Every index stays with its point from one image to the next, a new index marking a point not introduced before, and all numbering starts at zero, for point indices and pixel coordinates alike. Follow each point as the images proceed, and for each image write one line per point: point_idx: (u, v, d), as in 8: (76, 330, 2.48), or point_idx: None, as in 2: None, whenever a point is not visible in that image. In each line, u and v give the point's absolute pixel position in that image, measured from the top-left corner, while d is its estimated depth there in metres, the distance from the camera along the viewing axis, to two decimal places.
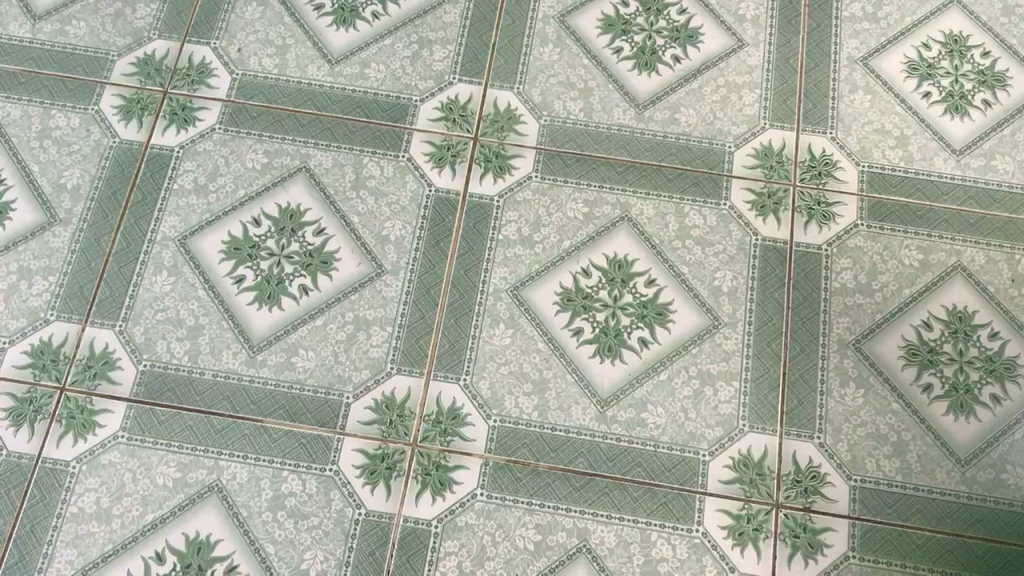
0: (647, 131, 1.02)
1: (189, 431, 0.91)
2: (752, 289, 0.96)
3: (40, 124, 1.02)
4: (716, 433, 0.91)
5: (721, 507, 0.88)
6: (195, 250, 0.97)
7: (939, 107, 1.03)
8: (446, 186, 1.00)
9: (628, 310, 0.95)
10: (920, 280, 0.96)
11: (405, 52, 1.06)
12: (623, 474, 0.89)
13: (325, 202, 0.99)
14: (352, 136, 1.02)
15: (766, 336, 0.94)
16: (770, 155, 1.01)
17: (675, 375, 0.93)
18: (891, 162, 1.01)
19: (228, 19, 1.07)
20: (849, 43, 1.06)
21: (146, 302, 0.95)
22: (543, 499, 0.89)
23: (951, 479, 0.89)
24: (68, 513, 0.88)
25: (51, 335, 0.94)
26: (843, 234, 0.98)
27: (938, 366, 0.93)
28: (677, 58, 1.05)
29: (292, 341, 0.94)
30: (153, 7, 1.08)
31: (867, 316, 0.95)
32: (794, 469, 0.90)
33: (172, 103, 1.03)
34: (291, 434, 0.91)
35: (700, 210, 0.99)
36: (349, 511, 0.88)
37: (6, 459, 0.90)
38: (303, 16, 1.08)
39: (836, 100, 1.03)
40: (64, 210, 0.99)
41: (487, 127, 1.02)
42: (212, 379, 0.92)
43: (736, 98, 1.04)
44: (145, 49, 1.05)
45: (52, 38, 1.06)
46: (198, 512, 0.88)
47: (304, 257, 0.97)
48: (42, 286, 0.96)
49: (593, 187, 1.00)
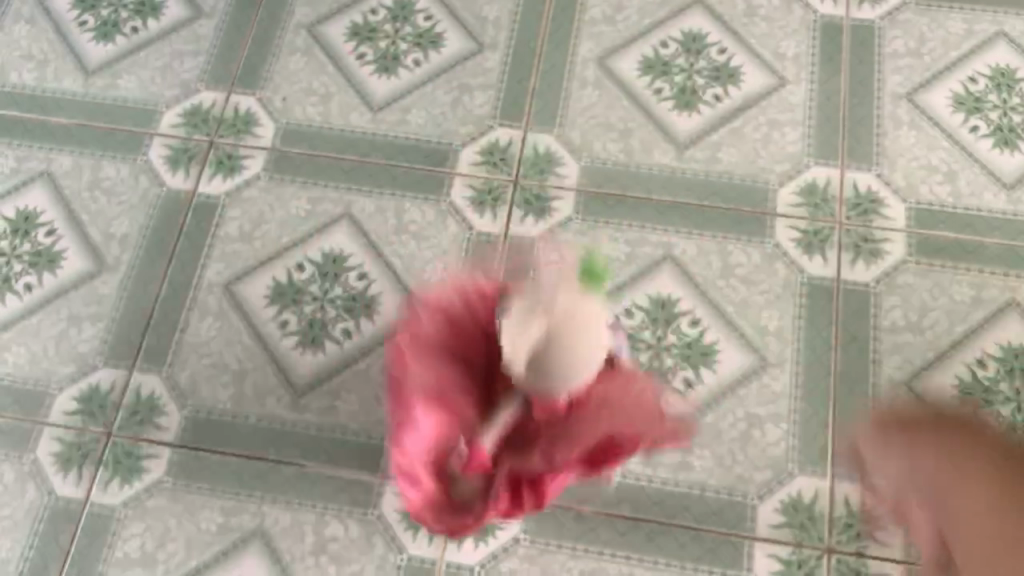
0: (689, 169, 1.02)
1: (234, 475, 0.91)
2: (800, 325, 0.95)
3: (91, 175, 1.05)
4: (764, 476, 0.89)
5: (771, 552, 0.86)
6: (240, 294, 0.98)
7: (987, 140, 1.03)
8: (487, 228, 1.00)
9: (672, 351, 0.93)
10: (972, 317, 0.95)
11: (447, 97, 1.07)
12: (669, 517, 0.88)
13: (368, 248, 1.00)
14: (395, 180, 1.03)
15: (814, 377, 0.92)
16: (815, 193, 1.01)
17: (723, 417, 0.91)
18: (939, 198, 1.00)
19: (273, 69, 1.10)
20: (892, 79, 1.07)
21: (192, 347, 0.96)
22: (588, 544, 0.87)
23: None
24: (114, 558, 0.88)
25: (99, 381, 0.95)
26: (891, 272, 0.97)
27: (994, 406, 0.91)
28: (717, 97, 1.06)
29: (334, 384, 0.94)
30: (200, 59, 1.11)
31: (918, 354, 0.93)
32: (846, 512, 0.87)
33: (219, 151, 1.05)
34: (334, 478, 0.90)
35: (745, 248, 0.98)
36: (392, 556, 0.87)
37: (54, 503, 0.90)
38: (346, 64, 1.10)
39: (880, 136, 1.04)
40: (113, 258, 1.00)
41: (527, 169, 1.03)
42: (256, 424, 0.93)
43: (779, 135, 1.04)
44: (193, 100, 1.08)
45: (103, 91, 1.09)
46: (240, 557, 0.88)
47: (347, 301, 0.97)
48: (91, 332, 0.97)
49: (635, 227, 1.00)
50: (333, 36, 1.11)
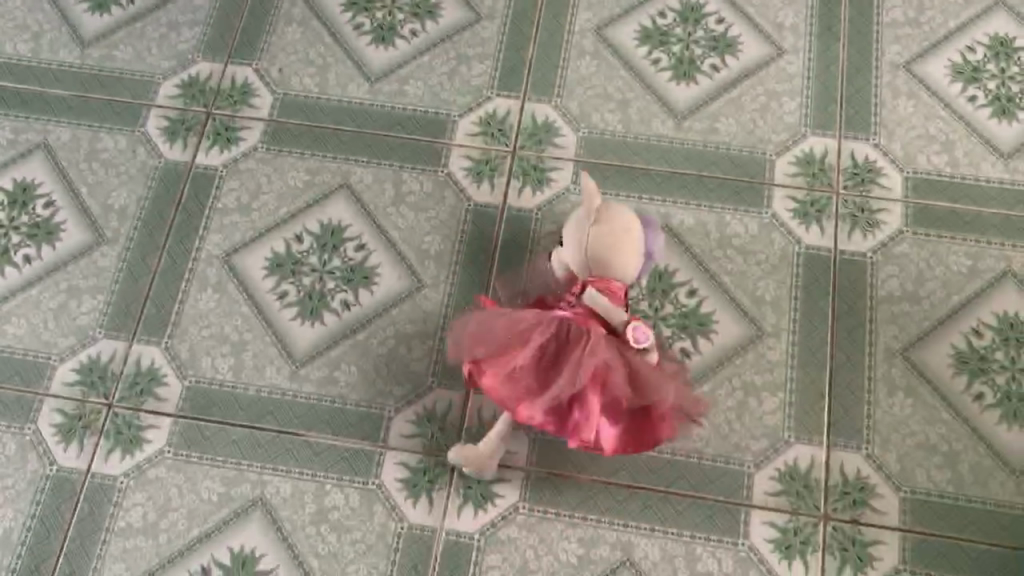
0: (687, 140, 1.02)
1: (234, 445, 0.91)
2: (797, 295, 0.95)
3: (88, 147, 1.05)
4: (761, 445, 0.89)
5: (768, 519, 0.87)
6: (238, 266, 0.98)
7: (985, 110, 1.03)
8: (484, 199, 1.00)
9: (670, 321, 0.94)
10: (969, 286, 0.95)
11: (444, 68, 1.07)
12: (667, 485, 0.88)
13: (367, 219, 1.00)
14: (393, 151, 1.03)
15: (811, 347, 0.93)
16: (812, 163, 1.01)
17: (720, 386, 0.91)
18: (937, 168, 1.00)
19: (269, 41, 1.10)
20: (891, 48, 1.07)
21: (192, 319, 0.97)
22: (587, 512, 0.88)
23: (1005, 490, 0.87)
24: (116, 527, 0.89)
25: (99, 352, 0.95)
26: (889, 241, 0.97)
27: (990, 375, 0.92)
28: (715, 67, 1.06)
29: (334, 355, 0.94)
30: (197, 31, 1.10)
31: (914, 324, 0.94)
32: (841, 480, 0.88)
33: (216, 123, 1.05)
34: (334, 448, 0.91)
35: (742, 219, 0.98)
36: (393, 524, 0.88)
37: (56, 474, 0.91)
38: (343, 35, 1.09)
39: (878, 106, 1.04)
40: (112, 230, 1.01)
41: (524, 140, 1.03)
42: (256, 394, 0.93)
43: (777, 105, 1.04)
44: (189, 72, 1.08)
45: (100, 63, 1.09)
46: (242, 526, 0.89)
47: (346, 273, 0.97)
48: (90, 304, 0.97)
49: (632, 198, 1.00)
50: (330, 7, 1.11)
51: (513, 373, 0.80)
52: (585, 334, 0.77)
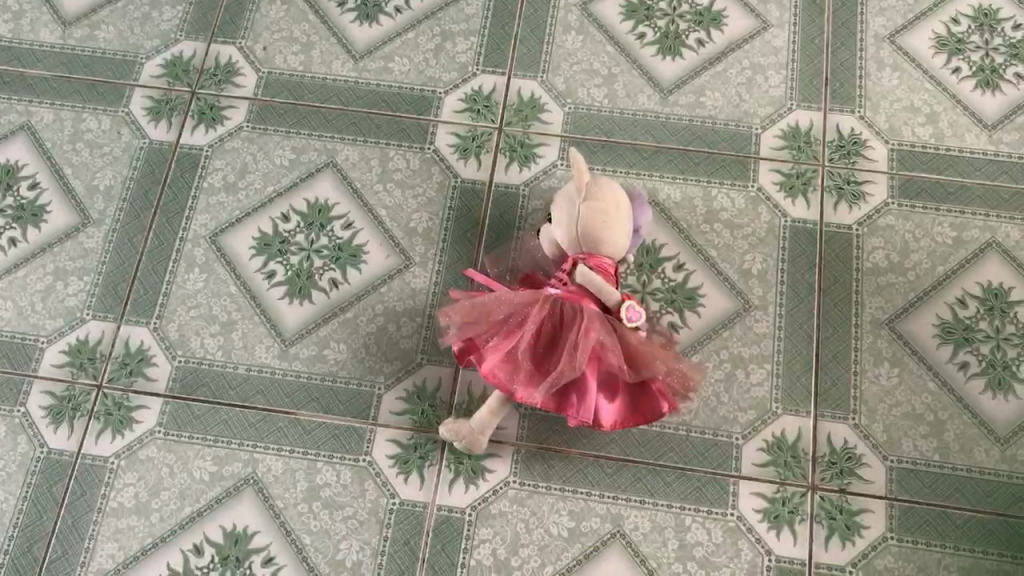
0: (673, 114, 1.02)
1: (225, 424, 0.92)
2: (783, 268, 0.95)
3: (72, 128, 1.04)
4: (748, 416, 0.90)
5: (756, 490, 0.88)
6: (226, 246, 0.98)
7: (969, 82, 1.03)
8: (471, 176, 1.00)
9: (657, 295, 0.94)
10: (954, 257, 0.96)
11: (429, 44, 1.07)
12: (656, 458, 0.89)
13: (354, 197, 1.00)
14: (378, 129, 1.03)
15: (797, 319, 0.93)
16: (797, 136, 1.01)
17: (707, 358, 0.92)
18: (922, 139, 1.01)
19: (253, 19, 1.09)
20: (875, 20, 1.07)
21: (180, 299, 0.96)
22: (576, 485, 0.88)
23: (990, 457, 0.88)
24: (108, 508, 0.89)
25: (87, 334, 0.95)
26: (874, 213, 0.98)
27: (974, 344, 0.92)
28: (701, 41, 1.06)
29: (323, 333, 0.94)
30: (179, 10, 1.10)
31: (900, 295, 0.94)
32: (828, 450, 0.89)
33: (200, 103, 1.05)
34: (325, 426, 0.91)
35: (728, 193, 0.99)
36: (384, 500, 0.89)
37: (47, 456, 0.91)
38: (327, 13, 1.09)
39: (863, 79, 1.04)
40: (97, 212, 1.00)
41: (511, 116, 1.03)
42: (245, 373, 0.93)
43: (762, 79, 1.04)
44: (173, 51, 1.07)
45: (82, 43, 1.08)
46: (233, 504, 0.89)
47: (334, 251, 0.97)
48: (78, 285, 0.97)
49: (619, 173, 1.00)
50: None
51: (510, 355, 0.80)
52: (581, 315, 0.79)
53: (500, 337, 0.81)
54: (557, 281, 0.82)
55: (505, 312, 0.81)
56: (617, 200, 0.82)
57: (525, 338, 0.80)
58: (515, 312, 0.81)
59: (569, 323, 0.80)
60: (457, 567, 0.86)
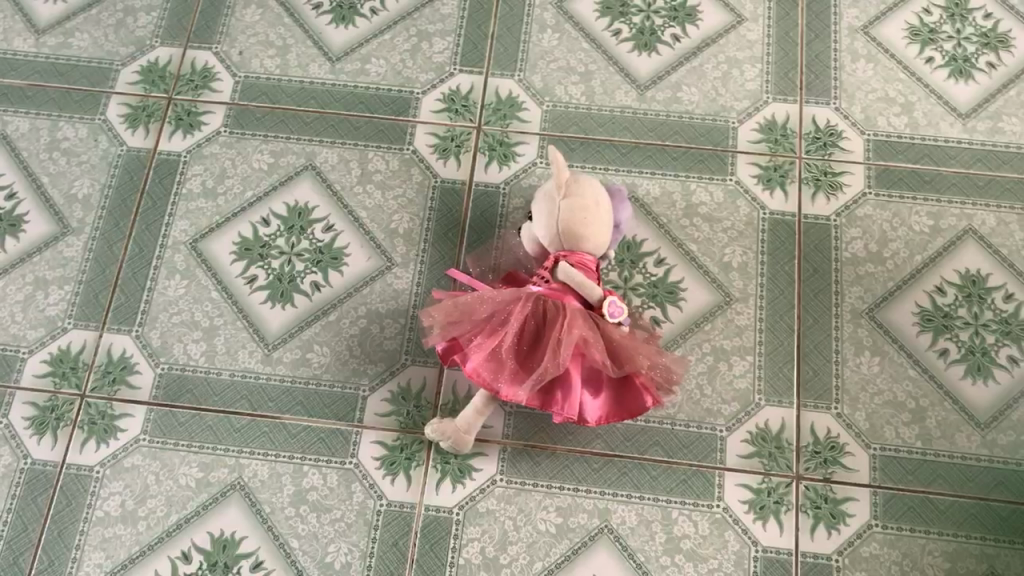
0: (650, 110, 1.03)
1: (210, 430, 0.91)
2: (763, 260, 0.96)
3: (48, 137, 1.04)
4: (732, 408, 0.91)
5: (742, 481, 0.88)
6: (207, 252, 0.98)
7: (943, 71, 1.04)
8: (451, 175, 1.00)
9: (639, 290, 0.95)
10: (932, 245, 0.97)
11: (406, 45, 1.07)
12: (642, 452, 0.89)
13: (334, 199, 1.00)
14: (357, 131, 1.03)
15: (778, 310, 0.94)
16: (774, 129, 1.02)
17: (690, 352, 0.92)
18: (897, 129, 1.02)
19: (228, 23, 1.09)
20: (849, 12, 1.08)
21: (162, 306, 0.96)
22: (563, 482, 0.89)
23: (971, 442, 0.89)
24: (94, 517, 0.89)
25: (69, 343, 0.95)
26: (852, 203, 0.98)
27: (953, 331, 0.93)
28: (676, 37, 1.07)
29: (306, 337, 0.94)
30: (154, 15, 1.09)
31: (879, 284, 0.95)
32: (812, 440, 0.90)
33: (177, 109, 1.04)
34: (311, 429, 0.91)
35: (707, 186, 0.99)
36: (371, 502, 0.89)
37: (31, 467, 0.91)
38: (303, 16, 1.09)
39: (838, 70, 1.05)
40: (76, 220, 1.00)
41: (489, 115, 1.03)
42: (229, 378, 0.93)
43: (738, 73, 1.05)
44: (149, 57, 1.07)
45: (56, 51, 1.08)
46: (221, 510, 0.89)
47: (315, 254, 0.97)
48: (58, 295, 0.97)
49: (598, 170, 1.00)
50: None
51: (494, 353, 0.80)
52: (563, 312, 0.80)
53: (483, 335, 0.81)
54: (539, 279, 0.83)
55: (488, 310, 0.81)
56: (596, 198, 0.83)
57: (508, 337, 0.80)
58: (499, 310, 0.81)
59: (551, 321, 0.80)
60: (446, 566, 0.86)
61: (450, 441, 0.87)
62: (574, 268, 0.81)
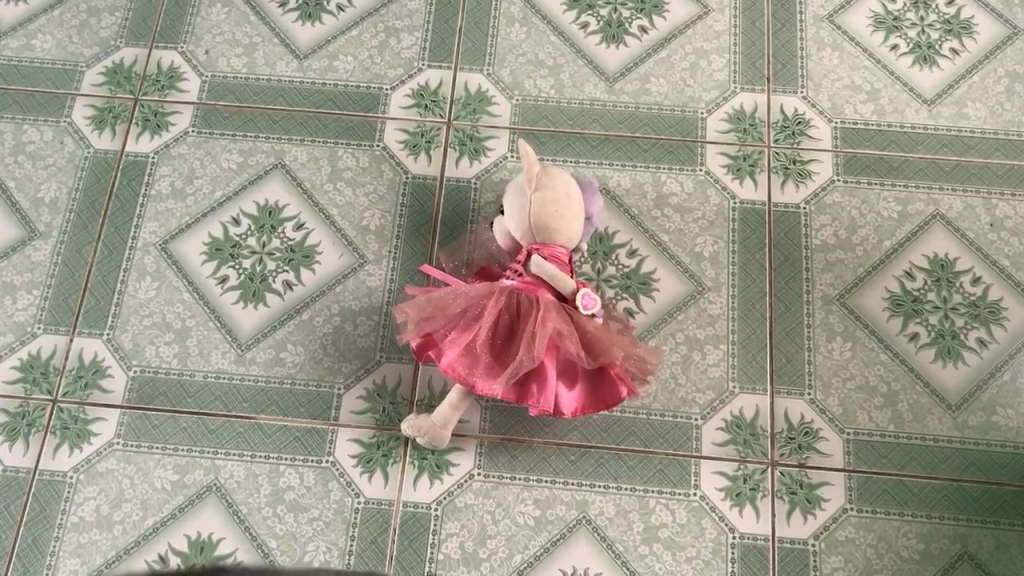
0: (620, 102, 1.03)
1: (184, 433, 0.91)
2: (734, 249, 0.97)
3: (13, 140, 1.02)
4: (707, 397, 0.91)
5: (718, 469, 0.89)
6: (177, 253, 0.97)
7: (907, 58, 1.06)
8: (422, 171, 1.00)
9: (612, 282, 0.95)
10: (901, 230, 0.98)
11: (373, 41, 1.07)
12: (618, 443, 0.90)
13: (304, 197, 0.99)
14: (326, 128, 1.02)
15: (750, 299, 0.95)
16: (743, 119, 1.02)
17: (664, 342, 0.93)
18: (864, 117, 1.03)
19: (194, 23, 1.08)
20: (814, 2, 1.09)
21: (133, 308, 0.95)
22: (540, 474, 0.89)
23: (942, 425, 0.90)
24: (69, 523, 0.88)
25: (39, 348, 0.94)
26: (821, 190, 0.99)
27: (923, 315, 0.94)
28: (644, 29, 1.07)
29: (280, 336, 0.94)
30: (118, 16, 1.08)
31: (849, 270, 0.96)
32: (787, 427, 0.90)
33: (143, 109, 1.03)
34: (286, 429, 0.91)
35: (677, 177, 1.00)
36: (349, 500, 0.88)
37: (3, 474, 0.90)
38: (268, 14, 1.08)
39: (804, 59, 1.06)
40: (43, 224, 0.99)
41: (459, 110, 1.03)
42: (203, 380, 0.93)
43: (706, 63, 1.05)
44: (114, 58, 1.06)
45: (19, 53, 1.07)
46: (197, 512, 0.88)
47: (286, 253, 0.97)
48: (27, 300, 0.96)
49: (568, 163, 1.00)
50: None
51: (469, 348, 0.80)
52: (537, 305, 0.80)
53: (458, 330, 0.81)
54: (512, 273, 0.83)
55: (462, 305, 0.81)
56: (567, 190, 0.83)
57: (483, 331, 0.80)
58: (472, 305, 0.81)
59: (525, 314, 0.80)
60: (425, 562, 0.86)
61: (427, 437, 0.87)
62: (546, 261, 0.81)
